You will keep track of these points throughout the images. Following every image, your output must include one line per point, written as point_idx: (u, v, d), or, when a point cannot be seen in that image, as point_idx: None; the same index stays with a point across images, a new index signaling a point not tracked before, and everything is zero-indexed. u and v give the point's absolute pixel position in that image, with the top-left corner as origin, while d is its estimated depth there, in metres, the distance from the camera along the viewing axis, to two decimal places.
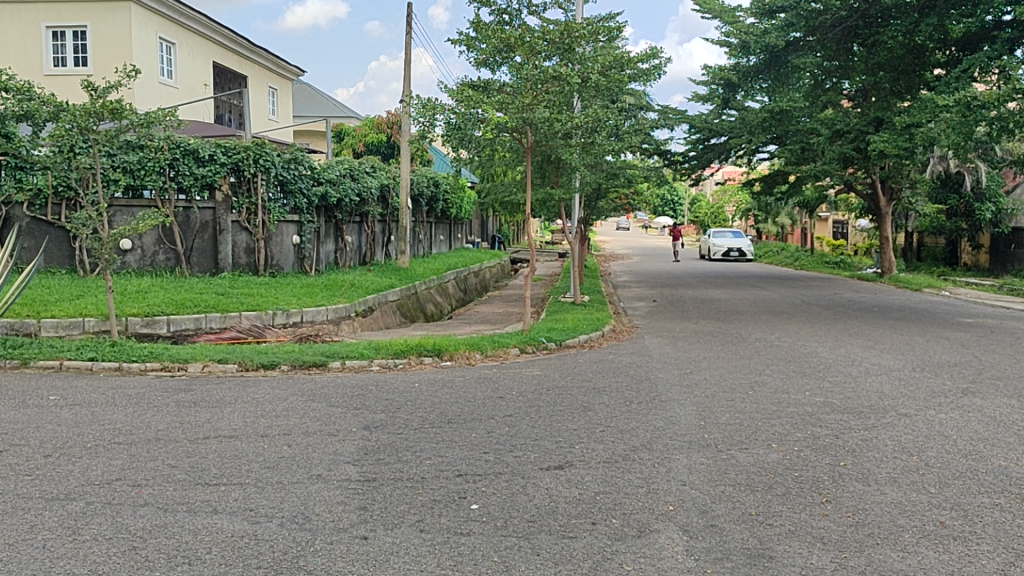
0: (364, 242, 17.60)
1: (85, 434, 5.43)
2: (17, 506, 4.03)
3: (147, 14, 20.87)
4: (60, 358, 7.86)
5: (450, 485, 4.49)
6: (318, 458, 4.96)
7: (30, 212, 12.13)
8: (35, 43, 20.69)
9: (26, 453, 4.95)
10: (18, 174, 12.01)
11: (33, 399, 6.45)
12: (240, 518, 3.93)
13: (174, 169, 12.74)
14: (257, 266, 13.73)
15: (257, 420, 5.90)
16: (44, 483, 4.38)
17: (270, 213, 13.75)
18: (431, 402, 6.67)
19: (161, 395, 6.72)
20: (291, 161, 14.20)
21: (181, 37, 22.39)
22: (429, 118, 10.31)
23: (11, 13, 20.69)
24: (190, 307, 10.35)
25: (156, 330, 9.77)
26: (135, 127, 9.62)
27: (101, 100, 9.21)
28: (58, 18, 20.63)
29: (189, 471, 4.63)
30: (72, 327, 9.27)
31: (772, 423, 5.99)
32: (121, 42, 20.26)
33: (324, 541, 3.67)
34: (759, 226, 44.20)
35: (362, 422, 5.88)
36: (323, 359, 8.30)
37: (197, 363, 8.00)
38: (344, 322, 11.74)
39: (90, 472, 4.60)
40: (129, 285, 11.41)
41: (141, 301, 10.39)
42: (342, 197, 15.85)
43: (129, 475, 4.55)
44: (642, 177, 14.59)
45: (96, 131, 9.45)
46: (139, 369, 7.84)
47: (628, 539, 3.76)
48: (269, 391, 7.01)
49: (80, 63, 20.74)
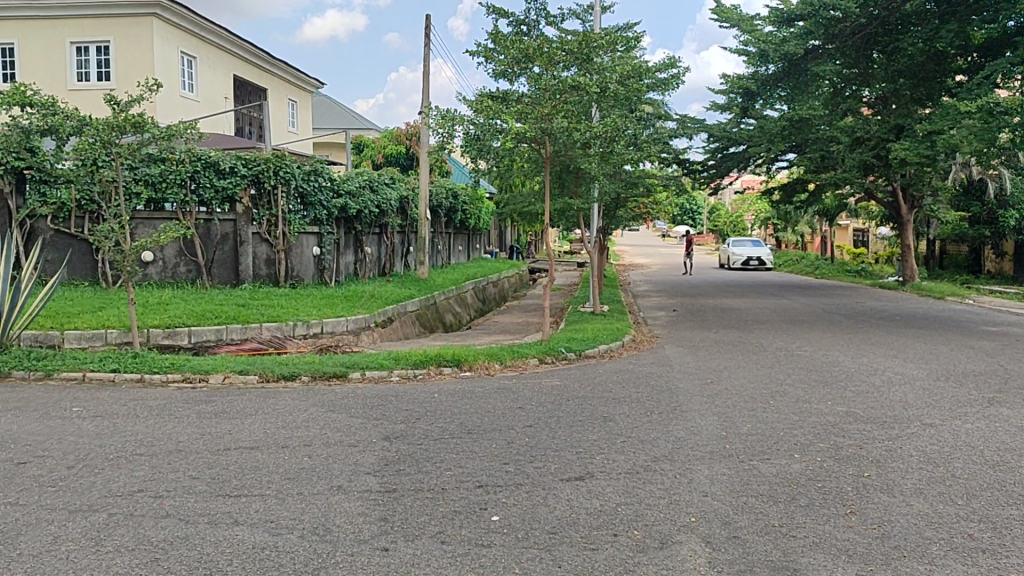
0: (383, 252, 17.68)
1: (109, 445, 5.47)
2: (41, 518, 4.06)
3: (168, 29, 21.10)
4: (84, 370, 7.93)
5: (473, 497, 4.48)
6: (338, 469, 4.96)
7: (54, 225, 12.33)
8: (59, 58, 20.91)
9: (49, 464, 4.98)
10: (43, 187, 12.17)
11: (56, 411, 6.52)
12: (261, 529, 3.94)
13: (195, 181, 12.86)
14: (278, 278, 13.76)
15: (279, 431, 5.92)
16: (68, 495, 4.40)
17: (290, 224, 13.82)
18: (450, 412, 6.67)
19: (183, 406, 6.76)
20: (311, 172, 14.28)
21: (202, 50, 22.61)
22: (447, 128, 10.34)
23: (35, 30, 20.97)
24: (211, 318, 10.42)
25: (177, 342, 9.83)
26: (158, 140, 9.64)
27: (124, 113, 9.26)
28: (82, 33, 20.84)
29: (210, 483, 4.64)
30: (95, 339, 9.34)
31: (794, 433, 5.93)
32: (144, 57, 20.43)
33: (345, 553, 3.66)
34: (780, 235, 44.15)
35: (383, 433, 5.90)
36: (343, 369, 8.31)
37: (218, 375, 8.03)
38: (364, 332, 11.78)
39: (112, 484, 4.62)
40: (151, 297, 11.49)
41: (162, 313, 10.47)
42: (362, 208, 15.93)
43: (151, 487, 4.57)
44: (660, 185, 14.53)
45: (118, 145, 9.51)
46: (160, 381, 7.88)
47: (650, 551, 3.73)
48: (290, 402, 7.04)
49: (103, 78, 20.99)
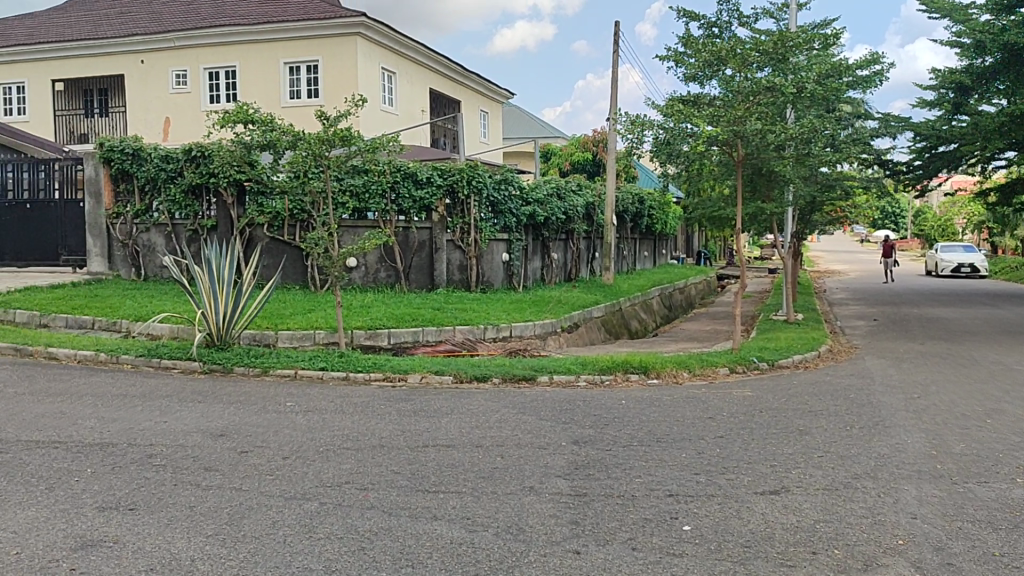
0: (569, 258, 17.83)
1: (319, 438, 5.86)
2: (262, 503, 4.41)
3: (371, 47, 22.32)
4: (295, 367, 8.53)
5: (664, 505, 4.44)
6: (530, 471, 5.07)
7: (270, 233, 13.43)
8: (275, 78, 22.61)
9: (268, 454, 5.41)
10: (261, 199, 13.40)
11: (272, 404, 7.06)
12: (459, 525, 4.09)
13: (395, 192, 13.49)
14: (469, 283, 14.23)
15: (473, 431, 6.12)
16: (285, 483, 4.76)
17: (482, 231, 14.26)
18: (639, 419, 6.63)
19: (384, 404, 7.13)
20: (502, 181, 14.67)
21: (400, 66, 23.79)
22: (637, 134, 10.30)
23: (254, 53, 22.78)
24: (409, 321, 10.92)
25: (378, 342, 10.35)
26: (363, 152, 10.23)
27: (333, 128, 9.89)
28: (294, 54, 22.42)
29: (410, 478, 4.87)
30: (305, 339, 10.02)
31: (1015, 456, 5.46)
32: (349, 74, 21.73)
33: (538, 553, 3.74)
34: (996, 240, 40.76)
35: (572, 437, 5.96)
36: (532, 373, 8.47)
37: (416, 374, 8.40)
38: (551, 337, 11.94)
39: (323, 474, 4.94)
40: (354, 300, 12.17)
41: (365, 315, 11.08)
42: (550, 215, 16.19)
43: (357, 479, 4.85)
44: (860, 187, 13.81)
45: (328, 158, 10.17)
46: (363, 379, 8.34)
47: (852, 572, 3.56)
48: (482, 403, 7.25)
49: (313, 95, 22.49)
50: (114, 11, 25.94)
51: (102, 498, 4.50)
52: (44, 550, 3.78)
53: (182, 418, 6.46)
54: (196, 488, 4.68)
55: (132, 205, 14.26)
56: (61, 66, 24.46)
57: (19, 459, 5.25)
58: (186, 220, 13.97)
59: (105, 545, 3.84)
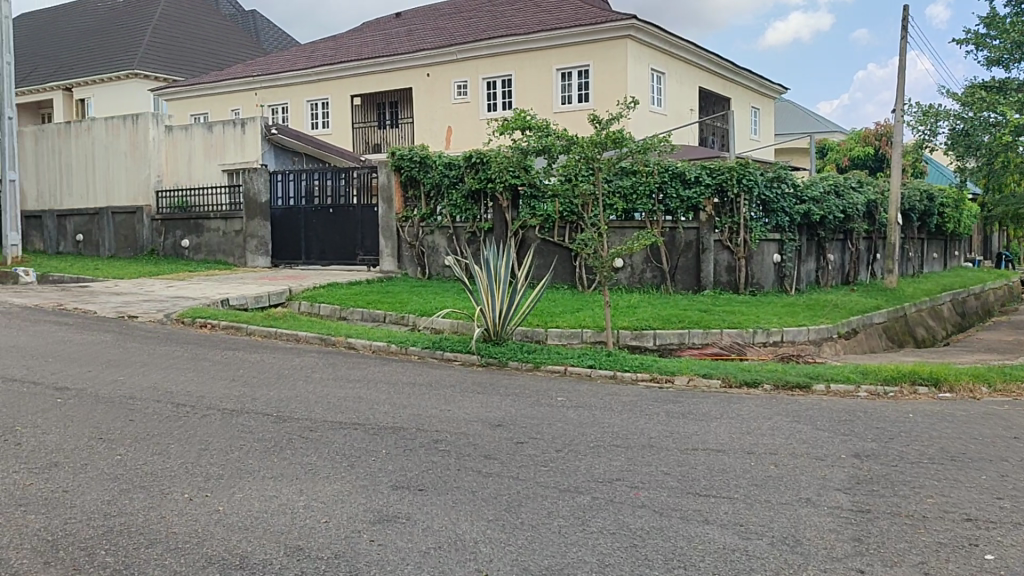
0: (847, 260, 16.82)
1: (590, 434, 5.99)
2: (537, 493, 4.58)
3: (641, 48, 22.44)
4: (565, 364, 8.77)
5: (960, 530, 4.07)
6: (808, 482, 4.84)
7: (541, 234, 13.93)
8: (548, 84, 23.36)
9: (541, 446, 5.62)
10: (533, 202, 13.93)
11: (544, 399, 7.32)
12: (732, 532, 4.00)
13: (662, 192, 13.52)
14: (738, 285, 13.80)
15: (744, 436, 5.97)
16: (558, 475, 4.91)
17: (751, 231, 13.75)
18: (929, 435, 6.13)
19: (652, 404, 7.14)
20: (774, 179, 14.17)
21: (669, 66, 23.73)
22: (929, 125, 9.54)
23: (529, 61, 23.67)
24: (675, 322, 10.84)
25: (643, 343, 10.38)
26: (634, 154, 10.29)
27: (605, 131, 10.07)
28: (566, 60, 23.01)
29: (681, 480, 4.84)
30: (574, 337, 10.31)
31: None
32: (619, 77, 22.00)
33: (818, 568, 3.57)
34: None
35: (853, 449, 5.62)
36: (807, 381, 8.09)
37: (683, 377, 8.33)
38: (826, 343, 11.31)
39: (594, 470, 5.05)
40: (621, 300, 12.30)
41: (631, 315, 11.17)
42: (826, 214, 15.36)
43: (627, 477, 4.90)
44: None
45: (601, 160, 10.33)
46: (631, 379, 8.40)
47: None
48: (753, 408, 7.04)
49: (584, 99, 22.98)
50: (404, 29, 28.07)
51: (395, 477, 4.92)
52: (348, 521, 4.19)
53: (461, 407, 6.88)
54: (478, 474, 4.96)
55: (419, 209, 15.39)
56: (359, 83, 26.89)
57: (326, 436, 5.87)
58: (465, 223, 14.85)
59: (398, 520, 4.19)
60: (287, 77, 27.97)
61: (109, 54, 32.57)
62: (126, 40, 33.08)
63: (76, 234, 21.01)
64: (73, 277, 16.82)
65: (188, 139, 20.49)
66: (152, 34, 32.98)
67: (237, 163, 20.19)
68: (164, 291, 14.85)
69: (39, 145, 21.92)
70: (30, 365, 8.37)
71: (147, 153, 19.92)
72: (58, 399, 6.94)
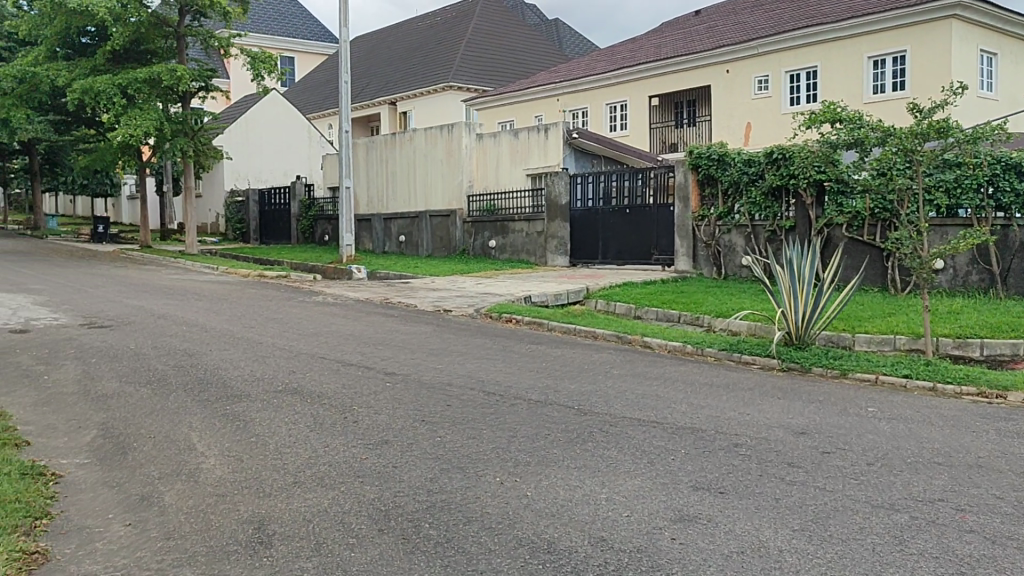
0: None
1: (906, 448, 5.55)
2: (848, 506, 4.33)
3: (968, 27, 20.39)
4: (876, 373, 8.19)
5: None
6: None
7: (848, 233, 13.16)
8: (858, 73, 21.92)
9: (851, 457, 5.30)
10: (841, 198, 13.20)
11: (853, 408, 6.89)
12: None
13: (992, 185, 12.18)
14: None
15: None
16: (872, 490, 4.61)
17: None
18: None
19: (980, 421, 6.47)
20: None
21: (1002, 46, 21.46)
22: None
23: (836, 50, 22.34)
24: (1007, 331, 9.69)
25: (968, 353, 9.45)
26: (961, 145, 9.40)
27: (927, 120, 9.22)
28: (879, 47, 21.41)
29: (1018, 507, 4.34)
30: (885, 343, 9.62)
31: None
32: (943, 61, 20.11)
33: None
34: None
35: None
36: None
37: (1018, 393, 7.45)
38: None
39: (912, 487, 4.67)
40: (941, 305, 11.29)
41: (954, 322, 10.18)
42: None
43: (952, 498, 4.48)
44: None
45: (922, 153, 9.49)
46: (953, 392, 7.65)
47: None
48: None
49: (898, 88, 21.27)
50: (703, 26, 27.70)
51: (696, 477, 4.88)
52: (650, 517, 4.24)
53: (763, 412, 6.68)
54: (782, 481, 4.78)
55: (717, 208, 15.18)
56: (657, 83, 26.94)
57: (626, 431, 5.97)
58: (765, 221, 14.40)
59: (699, 520, 4.17)
60: (587, 81, 28.72)
61: (427, 69, 35.41)
62: (442, 55, 35.75)
63: (399, 235, 23.06)
64: (396, 273, 18.53)
65: (497, 146, 21.51)
66: (465, 47, 35.34)
67: (540, 167, 20.78)
68: (474, 287, 15.91)
69: (370, 154, 24.37)
70: (363, 352, 9.35)
71: (461, 160, 21.33)
72: (386, 383, 7.70)
